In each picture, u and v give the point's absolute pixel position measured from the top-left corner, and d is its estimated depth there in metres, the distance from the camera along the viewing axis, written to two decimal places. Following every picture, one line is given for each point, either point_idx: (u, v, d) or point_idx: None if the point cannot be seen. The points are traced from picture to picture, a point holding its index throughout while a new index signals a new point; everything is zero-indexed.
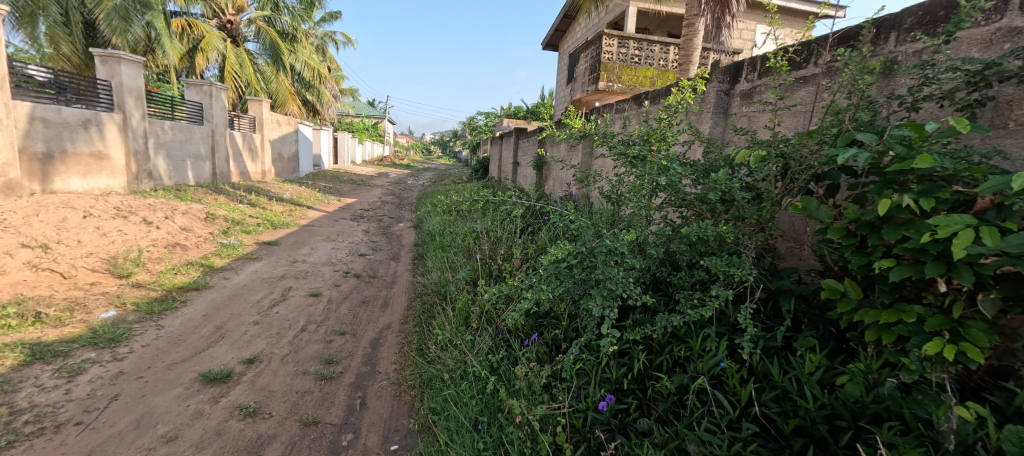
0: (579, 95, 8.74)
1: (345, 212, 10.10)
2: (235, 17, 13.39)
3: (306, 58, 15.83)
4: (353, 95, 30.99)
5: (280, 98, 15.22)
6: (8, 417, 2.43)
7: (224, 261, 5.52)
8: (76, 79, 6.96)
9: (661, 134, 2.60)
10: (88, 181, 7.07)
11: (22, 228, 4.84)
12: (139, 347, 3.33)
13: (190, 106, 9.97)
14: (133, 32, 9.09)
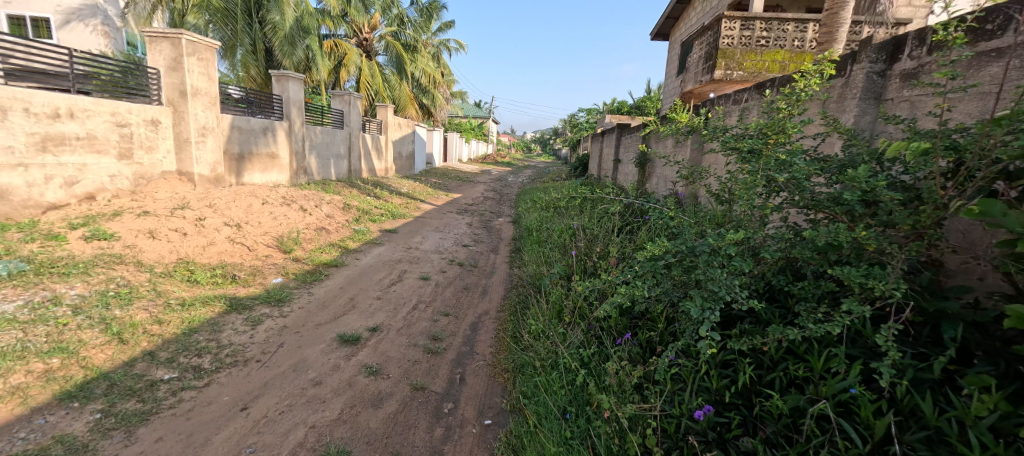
0: (691, 86, 8.21)
1: (452, 206, 10.90)
2: (370, 34, 15.28)
3: (425, 66, 17.35)
4: (461, 98, 33.05)
5: (402, 103, 16.89)
6: (217, 349, 3.20)
7: (356, 244, 6.42)
8: (259, 95, 8.60)
9: (781, 125, 2.35)
10: (264, 176, 8.74)
11: (223, 210, 6.19)
12: (297, 308, 4.08)
13: (334, 113, 11.65)
14: (296, 54, 10.96)
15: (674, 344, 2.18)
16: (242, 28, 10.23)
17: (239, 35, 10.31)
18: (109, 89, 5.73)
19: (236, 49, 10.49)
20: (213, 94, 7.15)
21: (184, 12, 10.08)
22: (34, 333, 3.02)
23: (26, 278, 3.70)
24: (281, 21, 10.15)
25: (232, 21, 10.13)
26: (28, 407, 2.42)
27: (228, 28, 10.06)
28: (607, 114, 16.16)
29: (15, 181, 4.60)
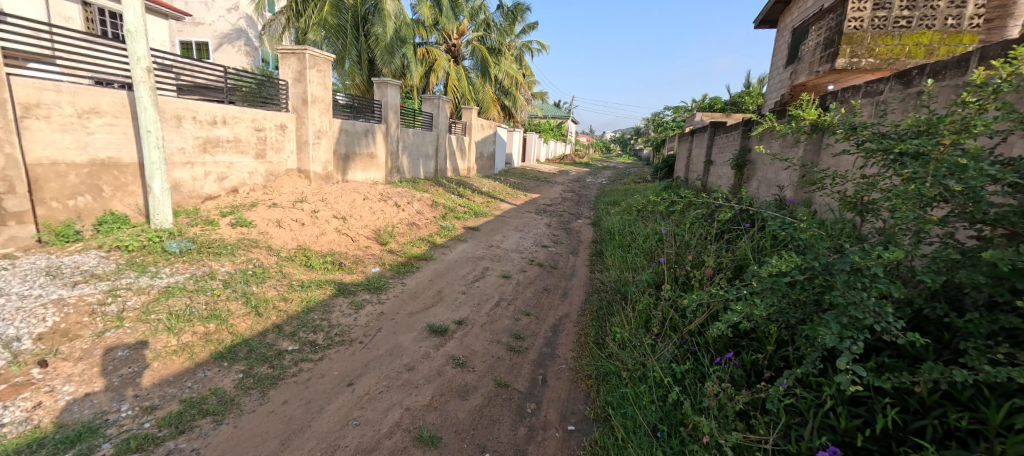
0: (804, 79, 7.26)
1: (532, 206, 11.00)
2: (459, 40, 15.94)
3: (508, 67, 17.64)
4: (543, 98, 33.12)
5: (485, 105, 17.37)
6: (328, 328, 3.59)
7: (443, 240, 6.78)
8: (362, 101, 9.44)
9: (956, 121, 1.91)
10: (365, 174, 9.63)
11: (333, 204, 6.92)
12: (393, 296, 4.43)
13: (424, 116, 12.41)
14: (394, 62, 11.85)
15: (792, 372, 1.93)
16: (350, 40, 11.40)
17: (348, 47, 11.52)
18: (250, 98, 6.80)
19: (344, 60, 11.72)
20: (326, 101, 8.01)
21: (305, 29, 11.49)
22: (195, 300, 3.67)
23: (190, 255, 4.52)
24: (382, 32, 11.13)
25: (343, 35, 11.33)
26: (193, 362, 2.93)
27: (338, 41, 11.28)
28: (698, 112, 15.02)
29: (185, 176, 5.64)
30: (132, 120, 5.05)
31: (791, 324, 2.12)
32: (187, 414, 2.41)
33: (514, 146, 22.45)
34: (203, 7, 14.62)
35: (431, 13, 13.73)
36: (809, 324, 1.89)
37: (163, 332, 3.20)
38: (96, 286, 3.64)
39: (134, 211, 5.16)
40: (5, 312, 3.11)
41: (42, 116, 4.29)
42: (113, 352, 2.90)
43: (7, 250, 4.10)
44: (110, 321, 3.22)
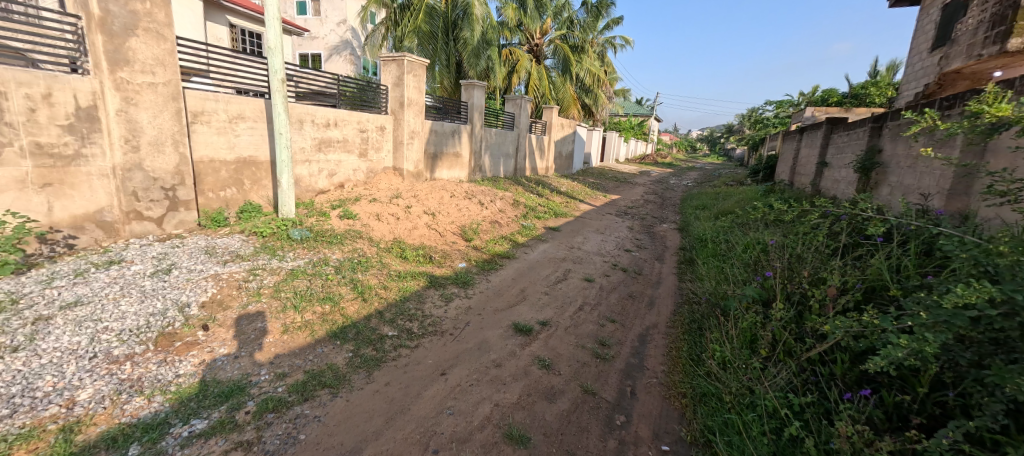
0: (955, 65, 6.15)
1: (612, 208, 10.66)
2: (541, 40, 15.62)
3: (590, 65, 17.05)
4: (626, 96, 31.79)
5: (565, 104, 17.02)
6: (422, 318, 3.84)
7: (525, 239, 6.84)
8: (448, 102, 9.90)
9: None
10: (450, 173, 10.12)
11: (423, 200, 7.37)
12: (480, 292, 4.59)
13: (506, 116, 12.67)
14: (479, 64, 12.20)
15: (961, 424, 1.62)
16: (440, 46, 12.00)
17: (438, 52, 12.08)
18: (353, 102, 7.51)
19: (435, 64, 12.27)
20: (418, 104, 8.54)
21: (401, 37, 12.21)
22: (314, 283, 4.17)
23: (309, 243, 5.14)
24: (471, 36, 11.51)
25: (434, 41, 11.96)
26: (314, 338, 3.33)
27: (430, 47, 11.93)
28: (807, 107, 13.23)
29: (303, 172, 6.49)
30: (267, 124, 5.90)
31: (961, 366, 1.76)
32: (309, 384, 2.73)
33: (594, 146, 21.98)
34: (319, 23, 16.71)
35: (515, 15, 13.85)
36: (994, 371, 1.55)
37: (289, 309, 3.68)
38: (240, 265, 4.31)
39: (264, 201, 6.05)
40: (178, 282, 3.82)
41: (206, 122, 5.21)
42: (253, 323, 3.41)
43: (178, 231, 5.04)
44: (252, 296, 3.79)
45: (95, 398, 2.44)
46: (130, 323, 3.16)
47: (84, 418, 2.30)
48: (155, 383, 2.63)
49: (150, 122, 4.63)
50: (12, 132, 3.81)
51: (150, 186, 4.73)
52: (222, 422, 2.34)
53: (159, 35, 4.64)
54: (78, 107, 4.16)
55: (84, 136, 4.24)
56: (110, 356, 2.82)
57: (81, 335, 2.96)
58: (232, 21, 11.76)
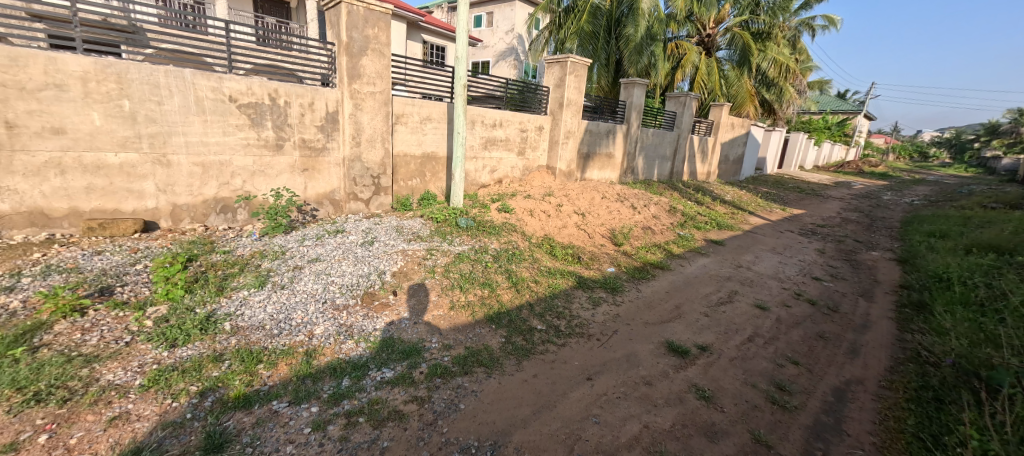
0: None
1: (794, 224, 8.97)
2: (715, 29, 13.81)
3: (777, 52, 14.33)
4: (825, 89, 26.30)
5: (739, 101, 14.57)
6: (570, 317, 3.88)
7: (681, 250, 6.31)
8: (604, 101, 9.74)
9: None
10: (601, 173, 10.00)
11: (574, 200, 7.41)
12: (629, 300, 4.41)
13: (667, 115, 11.82)
14: (642, 62, 11.59)
15: None
16: (601, 45, 11.87)
17: (598, 52, 12.03)
18: (514, 103, 8.00)
19: (593, 65, 12.31)
20: (576, 105, 8.60)
21: (563, 39, 12.44)
22: (476, 268, 4.61)
23: (472, 231, 5.69)
24: (633, 33, 11.05)
25: (594, 41, 11.93)
26: (473, 318, 3.69)
27: (590, 47, 11.93)
28: None
29: (471, 167, 7.30)
30: (447, 125, 6.73)
31: None
32: (468, 360, 3.04)
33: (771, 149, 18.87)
34: (490, 33, 18.60)
35: (686, 4, 12.59)
36: None
37: (456, 288, 4.15)
38: (419, 244, 5.05)
39: (439, 192, 6.96)
40: (379, 252, 4.69)
41: (405, 123, 6.24)
42: (425, 296, 3.96)
43: (381, 211, 6.18)
44: (428, 272, 4.39)
45: (325, 334, 3.18)
46: (350, 281, 4.03)
47: (318, 347, 3.01)
48: (360, 332, 3.28)
49: (370, 123, 5.76)
50: (290, 131, 5.22)
51: (366, 174, 5.89)
52: (404, 376, 2.79)
53: (381, 53, 5.70)
54: (327, 111, 5.47)
55: (328, 134, 5.56)
56: (334, 303, 3.64)
57: (320, 283, 3.91)
58: (425, 39, 13.81)
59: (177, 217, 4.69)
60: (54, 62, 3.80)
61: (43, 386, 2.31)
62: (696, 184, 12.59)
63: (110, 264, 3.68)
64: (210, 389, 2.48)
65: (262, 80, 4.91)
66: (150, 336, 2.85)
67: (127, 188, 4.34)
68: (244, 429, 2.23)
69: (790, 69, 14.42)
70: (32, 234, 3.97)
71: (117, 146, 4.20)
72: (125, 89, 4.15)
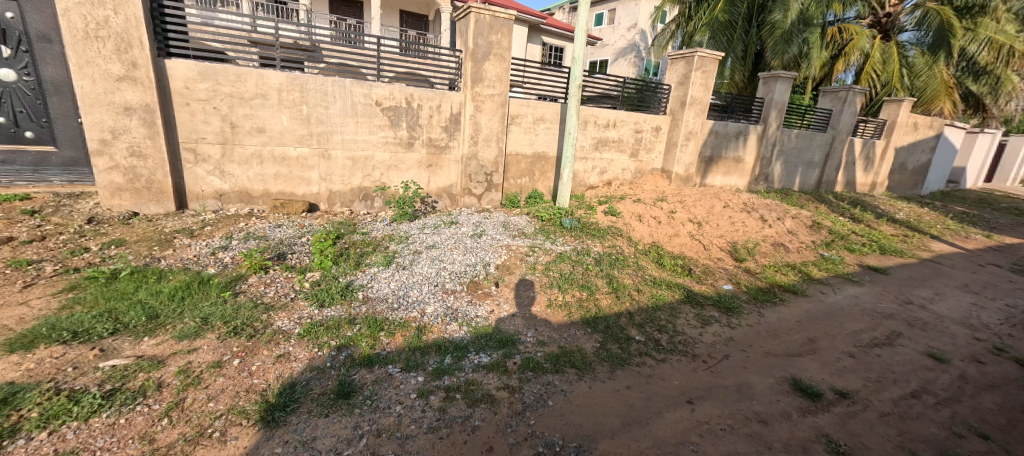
0: None
1: (1002, 257, 7.14)
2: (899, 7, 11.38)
3: (998, 28, 10.47)
4: None
5: (928, 95, 11.68)
6: (673, 332, 3.75)
7: (823, 274, 5.58)
8: (737, 99, 8.96)
9: None
10: (725, 180, 9.22)
11: (691, 208, 6.87)
12: (748, 325, 4.08)
13: (819, 114, 10.35)
14: (791, 52, 9.92)
15: None
16: (738, 35, 10.54)
17: (734, 43, 10.73)
18: (630, 103, 7.88)
19: (726, 58, 11.13)
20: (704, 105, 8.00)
21: (691, 32, 11.66)
22: (576, 269, 4.68)
23: (576, 232, 5.76)
24: (782, 19, 9.57)
25: (731, 30, 10.68)
26: (569, 319, 3.78)
27: (724, 39, 10.74)
28: None
29: (580, 168, 7.48)
30: (560, 125, 6.85)
31: None
32: (561, 359, 3.15)
33: (972, 156, 15.07)
34: (611, 31, 18.32)
35: None
36: None
37: (555, 287, 4.28)
38: (523, 241, 5.30)
39: (547, 190, 7.15)
40: (485, 245, 5.04)
41: (519, 123, 6.55)
42: (527, 291, 4.15)
43: (491, 207, 6.60)
44: (529, 268, 4.59)
45: (434, 314, 3.57)
46: (460, 268, 4.42)
47: (428, 324, 3.40)
48: (464, 316, 3.60)
49: (488, 123, 6.16)
50: (420, 130, 5.87)
51: (481, 171, 6.33)
52: (498, 363, 3.00)
53: (502, 57, 6.01)
54: (451, 113, 6.01)
55: (451, 134, 6.11)
56: (445, 287, 4.05)
57: (434, 268, 4.37)
58: (545, 41, 14.15)
59: (331, 202, 5.65)
60: (259, 77, 4.90)
61: (238, 322, 3.04)
62: (851, 197, 10.75)
63: (284, 235, 4.60)
64: (343, 346, 2.98)
65: (401, 86, 5.61)
66: (307, 295, 3.54)
67: (300, 176, 5.40)
68: (366, 384, 2.64)
69: (1015, 52, 10.25)
70: (240, 208, 5.22)
71: (295, 142, 5.24)
72: (305, 96, 5.15)
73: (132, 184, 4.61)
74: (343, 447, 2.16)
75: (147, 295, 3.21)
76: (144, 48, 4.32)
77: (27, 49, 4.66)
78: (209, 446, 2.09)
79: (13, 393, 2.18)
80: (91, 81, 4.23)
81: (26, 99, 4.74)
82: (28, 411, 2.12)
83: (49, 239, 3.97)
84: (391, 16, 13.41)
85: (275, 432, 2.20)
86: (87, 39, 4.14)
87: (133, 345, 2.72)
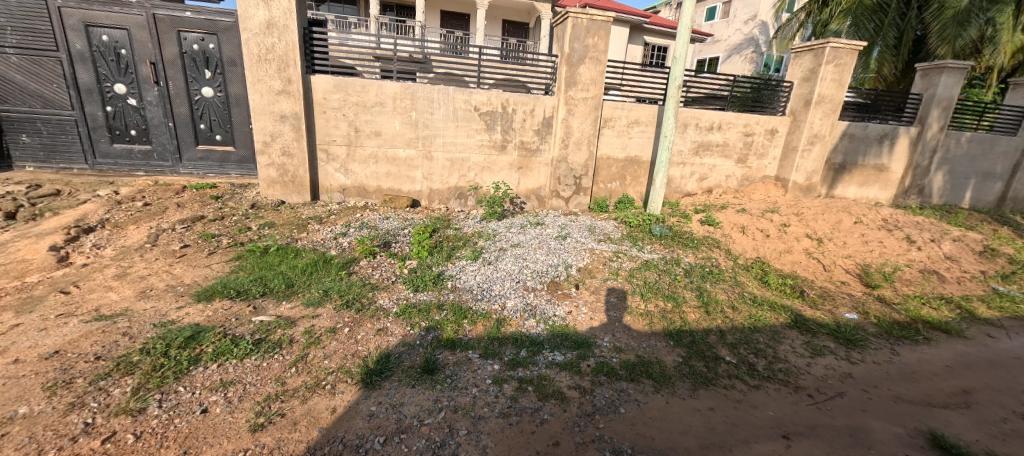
0: None
1: None
2: None
3: None
4: None
5: None
6: (772, 358, 3.49)
7: (992, 314, 4.63)
8: (884, 97, 7.79)
9: None
10: (861, 191, 8.07)
11: (811, 223, 6.20)
12: (871, 362, 3.62)
13: (1007, 113, 8.42)
14: (967, 36, 8.10)
15: None
16: (891, 17, 8.76)
17: (884, 28, 8.92)
18: (742, 103, 7.32)
19: (873, 45, 9.30)
20: (836, 106, 7.11)
21: (826, 20, 9.82)
22: (662, 279, 4.56)
23: (666, 241, 5.58)
24: None
25: (882, 13, 8.89)
26: (651, 329, 3.73)
27: (870, 26, 8.96)
28: None
29: (676, 173, 7.22)
30: (655, 128, 6.64)
31: None
32: (637, 369, 3.14)
33: None
34: (724, 25, 17.11)
35: None
36: None
37: (638, 295, 4.23)
38: (609, 245, 5.29)
39: (638, 196, 6.98)
40: (569, 247, 5.15)
41: (612, 127, 6.50)
42: (610, 296, 4.16)
43: (578, 210, 6.66)
44: (611, 273, 4.59)
45: (514, 308, 3.78)
46: (542, 268, 4.59)
47: (507, 318, 3.62)
48: (542, 314, 3.76)
49: (579, 127, 6.22)
50: (513, 133, 6.16)
51: (570, 174, 6.42)
52: (572, 364, 3.11)
53: (597, 60, 6.00)
54: (544, 117, 6.20)
55: (542, 137, 6.31)
56: (526, 284, 4.25)
57: (517, 265, 4.60)
58: (647, 41, 13.66)
59: (431, 199, 6.22)
60: (379, 88, 5.59)
61: (350, 297, 3.57)
62: None
63: (391, 226, 5.21)
64: (431, 328, 3.33)
65: (499, 92, 5.95)
66: (405, 280, 4.00)
67: (407, 173, 6.02)
68: (448, 364, 2.94)
69: None
70: (358, 201, 6.01)
71: (404, 144, 5.87)
72: (413, 102, 5.73)
73: (283, 178, 5.59)
74: (424, 416, 2.46)
75: (287, 268, 3.93)
76: (297, 67, 5.20)
77: (221, 72, 5.85)
78: (322, 395, 2.53)
79: (198, 332, 2.86)
80: (260, 95, 5.23)
81: (217, 110, 5.96)
82: (206, 346, 2.75)
83: (225, 219, 5.01)
84: (494, 26, 14.20)
85: (372, 393, 2.58)
86: (260, 61, 5.13)
87: (276, 306, 3.36)
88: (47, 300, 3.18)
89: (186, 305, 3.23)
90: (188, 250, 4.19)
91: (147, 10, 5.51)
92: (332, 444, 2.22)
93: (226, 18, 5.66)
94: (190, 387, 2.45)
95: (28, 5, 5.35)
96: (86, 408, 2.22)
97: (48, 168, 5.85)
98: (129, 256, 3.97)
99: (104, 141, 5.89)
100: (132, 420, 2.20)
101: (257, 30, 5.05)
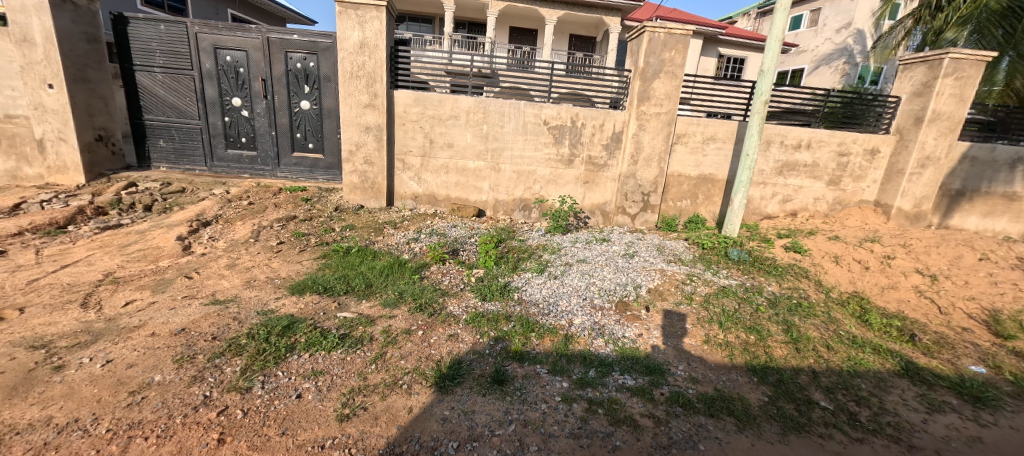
0: None
1: None
2: None
3: None
4: None
5: None
6: (875, 408, 3.10)
7: None
8: (1016, 115, 6.73)
9: None
10: (985, 223, 6.97)
11: (923, 257, 5.47)
12: (1008, 426, 3.07)
13: None
14: None
15: None
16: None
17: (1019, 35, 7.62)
18: (836, 120, 6.68)
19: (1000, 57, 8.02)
20: (955, 124, 6.24)
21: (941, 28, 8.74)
22: (742, 308, 4.24)
23: (744, 267, 5.20)
24: None
25: (1016, 18, 7.66)
26: (731, 362, 3.49)
27: (999, 32, 7.86)
28: None
29: (756, 194, 6.75)
30: (735, 145, 6.25)
31: None
32: (716, 404, 2.93)
33: None
34: (812, 34, 15.81)
35: None
36: None
37: (715, 323, 3.97)
38: (680, 267, 5.04)
39: (711, 216, 6.60)
40: (638, 266, 4.98)
41: (686, 143, 6.23)
42: (680, 322, 3.96)
43: (645, 227, 6.44)
44: (684, 297, 4.37)
45: (582, 326, 3.72)
46: (611, 286, 4.48)
47: (575, 335, 3.57)
48: (610, 334, 3.66)
49: (650, 142, 6.04)
50: (582, 148, 6.14)
51: (638, 191, 6.24)
52: (643, 390, 2.98)
53: (674, 75, 5.81)
54: (614, 131, 6.10)
55: (611, 152, 6.20)
56: (594, 302, 4.17)
57: (584, 281, 4.53)
58: (721, 52, 13.02)
59: (496, 210, 6.36)
60: (454, 102, 5.85)
61: (424, 301, 3.73)
62: None
63: (459, 234, 5.39)
64: (500, 338, 3.38)
65: (569, 106, 5.98)
66: (475, 288, 4.10)
67: (474, 184, 6.22)
68: (518, 376, 2.96)
69: None
70: (429, 208, 6.30)
71: (474, 156, 6.08)
72: (485, 115, 5.92)
73: (363, 184, 6.02)
74: (495, 427, 2.49)
75: (368, 268, 4.21)
76: (383, 82, 5.61)
77: (318, 87, 6.46)
78: (400, 394, 2.65)
79: (292, 322, 3.15)
80: (350, 108, 5.71)
81: (312, 121, 6.59)
82: (300, 336, 3.02)
83: (314, 219, 5.50)
84: (561, 41, 14.36)
85: (445, 397, 2.67)
86: (351, 78, 5.61)
87: (356, 304, 3.61)
88: (176, 282, 3.69)
89: (282, 296, 3.58)
90: (283, 246, 4.64)
91: (262, 33, 6.27)
92: (409, 443, 2.31)
93: (325, 40, 6.26)
94: (286, 372, 2.69)
95: (173, 31, 6.31)
96: (205, 382, 2.52)
97: (177, 168, 6.81)
98: (237, 249, 4.48)
99: (221, 146, 6.74)
100: (240, 397, 2.46)
101: (351, 50, 5.54)
